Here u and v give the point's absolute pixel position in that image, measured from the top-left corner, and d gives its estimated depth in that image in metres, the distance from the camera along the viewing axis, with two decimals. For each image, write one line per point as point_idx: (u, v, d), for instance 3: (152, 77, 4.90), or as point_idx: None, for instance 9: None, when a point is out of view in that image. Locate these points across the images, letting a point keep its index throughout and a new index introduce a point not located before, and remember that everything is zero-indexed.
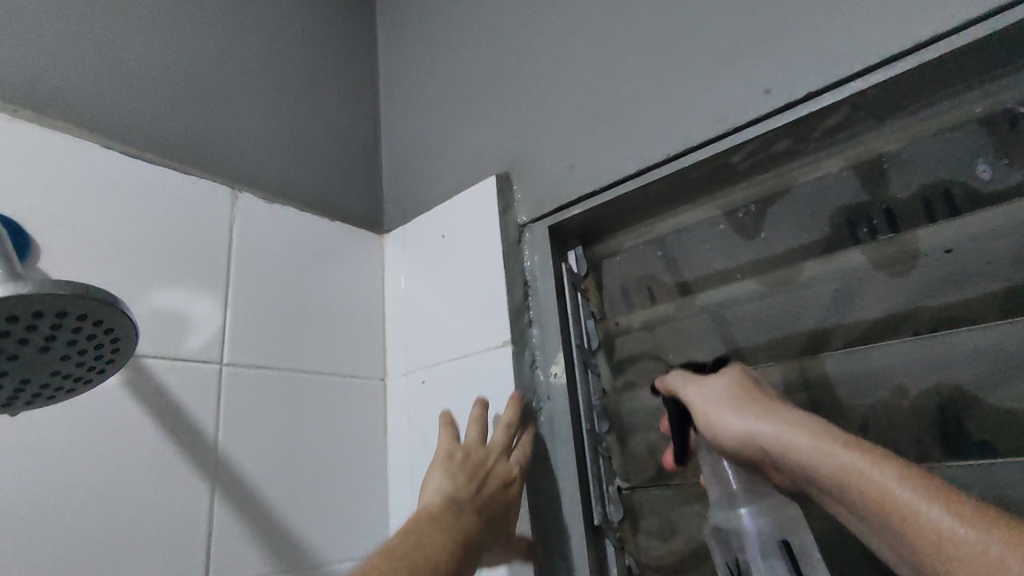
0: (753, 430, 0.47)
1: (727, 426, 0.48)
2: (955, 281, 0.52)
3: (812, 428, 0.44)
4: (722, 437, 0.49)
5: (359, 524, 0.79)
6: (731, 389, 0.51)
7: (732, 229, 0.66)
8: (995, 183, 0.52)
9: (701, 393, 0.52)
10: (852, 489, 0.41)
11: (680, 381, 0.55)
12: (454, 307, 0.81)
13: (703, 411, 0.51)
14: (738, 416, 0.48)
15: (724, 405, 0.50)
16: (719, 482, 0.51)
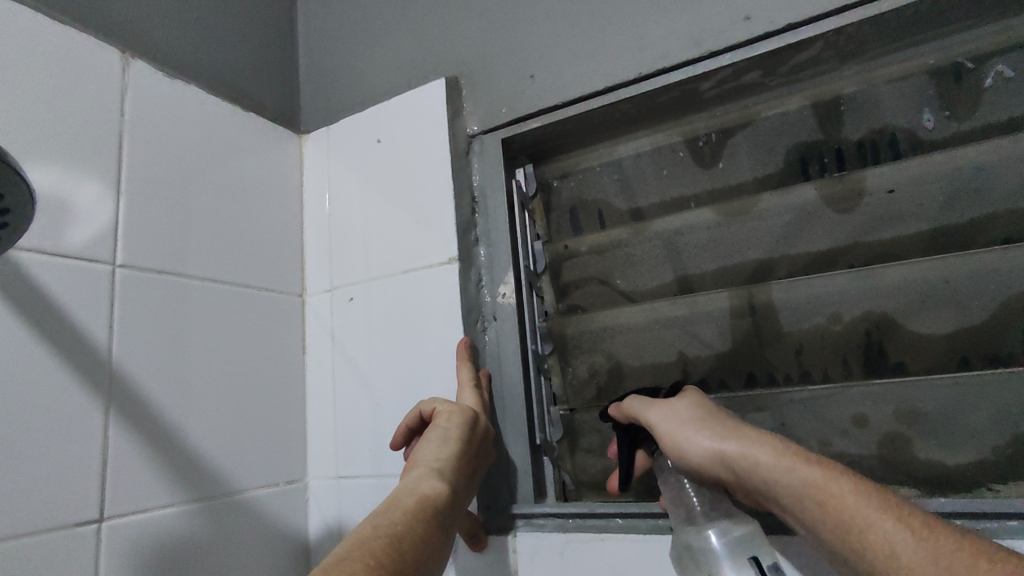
0: (721, 448, 0.46)
1: (694, 444, 0.47)
2: (892, 220, 0.57)
3: (779, 448, 0.45)
4: (685, 458, 0.47)
5: (275, 448, 0.73)
6: (692, 410, 0.50)
7: (690, 157, 0.67)
8: (935, 132, 0.56)
9: (664, 413, 0.51)
10: (817, 506, 0.42)
11: (640, 405, 0.53)
12: (392, 219, 0.74)
13: (664, 429, 0.49)
14: (703, 435, 0.47)
15: (690, 424, 0.48)
16: (679, 507, 0.47)
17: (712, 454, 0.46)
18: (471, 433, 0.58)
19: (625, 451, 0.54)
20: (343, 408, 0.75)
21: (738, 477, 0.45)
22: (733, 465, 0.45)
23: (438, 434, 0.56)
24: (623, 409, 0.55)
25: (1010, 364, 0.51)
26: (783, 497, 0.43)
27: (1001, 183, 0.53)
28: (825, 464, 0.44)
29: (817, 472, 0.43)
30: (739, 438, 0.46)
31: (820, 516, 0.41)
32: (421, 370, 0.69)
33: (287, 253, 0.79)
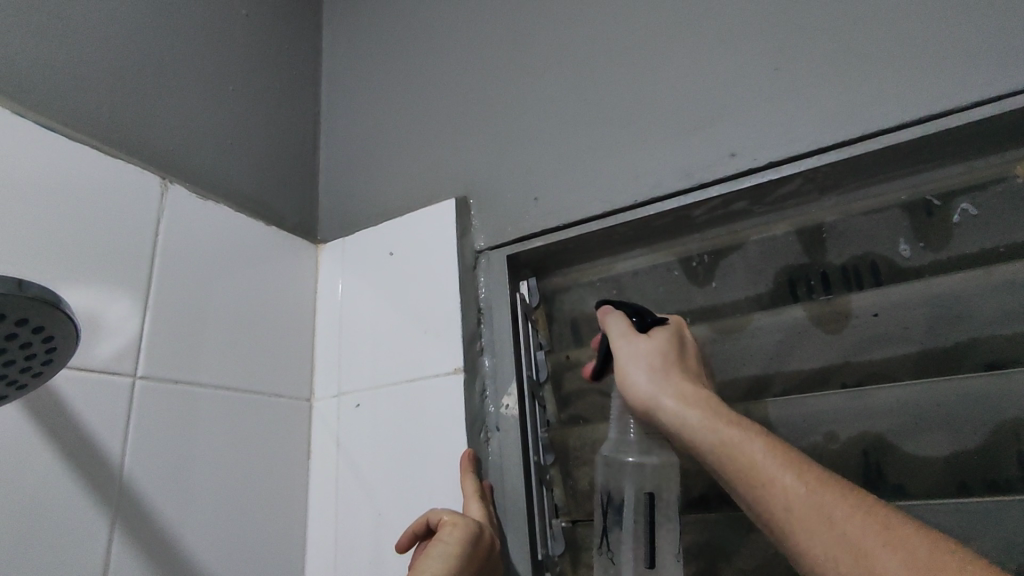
0: (658, 399, 0.51)
1: (639, 387, 0.53)
2: (879, 341, 0.60)
3: (706, 407, 0.49)
4: (635, 401, 0.53)
5: (274, 559, 0.72)
6: (654, 356, 0.54)
7: (684, 275, 0.71)
8: (912, 261, 0.60)
9: (631, 348, 0.55)
10: (727, 460, 0.46)
11: (615, 332, 0.58)
12: (401, 328, 0.77)
13: (620, 367, 0.55)
14: (653, 387, 0.52)
15: (645, 364, 0.54)
16: (620, 429, 0.58)
17: (653, 400, 0.52)
18: (476, 550, 0.57)
19: (601, 357, 0.60)
20: (344, 518, 0.75)
21: (670, 418, 0.50)
22: (665, 416, 0.51)
23: (441, 549, 0.56)
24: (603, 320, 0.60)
25: (1006, 489, 0.52)
26: (702, 446, 0.48)
27: (979, 311, 0.56)
28: (746, 423, 0.48)
29: (735, 430, 0.47)
30: (675, 396, 0.51)
31: (730, 465, 0.46)
32: (425, 480, 0.70)
33: (297, 357, 0.82)
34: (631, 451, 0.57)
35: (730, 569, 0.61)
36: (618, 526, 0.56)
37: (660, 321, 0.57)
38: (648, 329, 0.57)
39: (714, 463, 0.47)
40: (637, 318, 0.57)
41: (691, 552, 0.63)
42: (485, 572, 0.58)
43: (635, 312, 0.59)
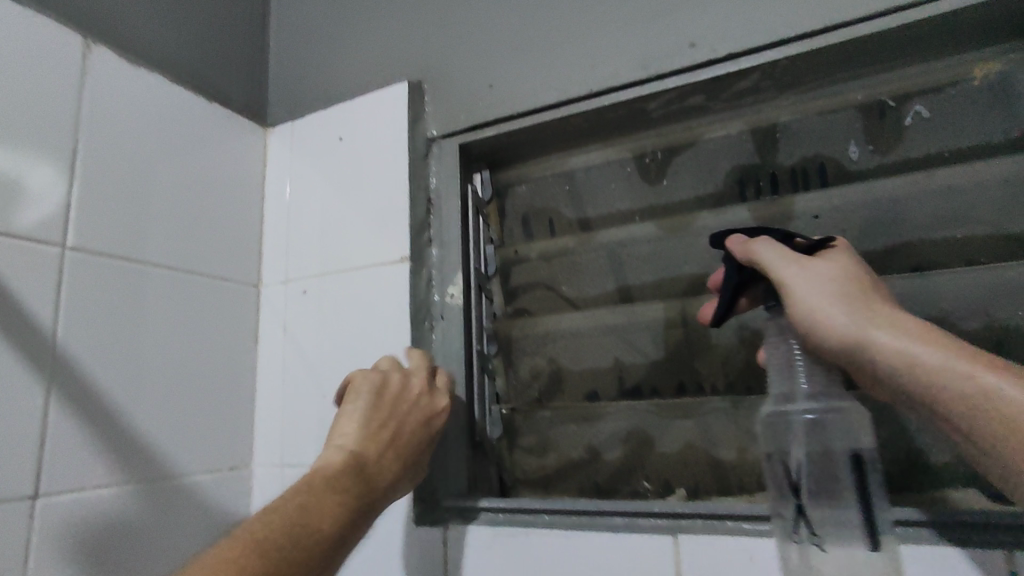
0: (861, 333, 0.43)
1: (829, 322, 0.44)
2: (816, 243, 0.61)
3: (920, 335, 0.42)
4: (819, 338, 0.45)
5: (223, 434, 0.74)
6: (840, 282, 0.45)
7: (637, 173, 0.70)
8: (859, 164, 0.60)
9: (802, 275, 0.46)
10: (969, 411, 0.39)
11: (772, 255, 0.47)
12: (349, 216, 0.76)
13: (799, 300, 0.45)
14: (850, 317, 0.43)
15: (834, 294, 0.44)
16: (789, 379, 0.48)
17: (851, 335, 0.43)
18: (388, 404, 0.56)
19: (727, 291, 0.49)
20: (291, 398, 0.76)
21: (876, 354, 0.43)
22: (869, 351, 0.43)
23: (353, 408, 0.54)
24: (742, 248, 0.49)
25: None
26: (939, 388, 0.40)
27: (912, 216, 0.57)
28: (994, 359, 0.40)
29: (990, 369, 0.39)
30: (888, 329, 0.42)
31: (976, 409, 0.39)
32: (369, 364, 0.71)
33: (244, 243, 0.80)
34: (804, 407, 0.48)
35: (652, 452, 0.64)
36: (805, 494, 0.47)
37: (824, 241, 0.49)
38: (818, 253, 0.47)
39: (952, 409, 0.40)
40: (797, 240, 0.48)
41: (618, 436, 0.66)
42: (410, 430, 0.56)
43: (786, 235, 0.49)
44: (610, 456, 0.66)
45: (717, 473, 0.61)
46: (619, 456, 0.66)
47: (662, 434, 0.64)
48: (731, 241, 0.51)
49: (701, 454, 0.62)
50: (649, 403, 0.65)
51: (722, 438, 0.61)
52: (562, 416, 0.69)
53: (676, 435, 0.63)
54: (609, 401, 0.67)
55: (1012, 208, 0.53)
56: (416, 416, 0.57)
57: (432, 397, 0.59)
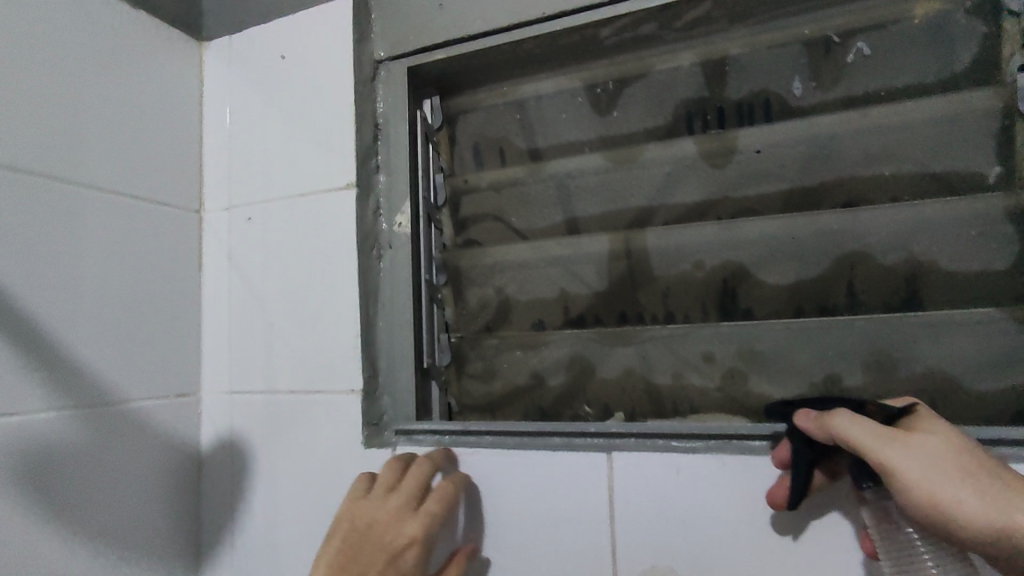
0: (1021, 526, 0.37)
1: (959, 506, 0.38)
2: (756, 178, 0.62)
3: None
4: (957, 534, 0.39)
5: (167, 361, 0.73)
6: (954, 459, 0.40)
7: (588, 103, 0.69)
8: (802, 100, 0.61)
9: (907, 455, 0.40)
10: None
11: (865, 433, 0.42)
12: (293, 140, 0.73)
13: (915, 482, 0.39)
14: (977, 499, 0.38)
15: (951, 471, 0.39)
16: (897, 563, 0.44)
17: (988, 521, 0.37)
18: (378, 511, 0.57)
19: (801, 475, 0.47)
20: (238, 326, 0.76)
21: None
22: (1018, 538, 0.37)
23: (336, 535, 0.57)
24: (824, 425, 0.45)
25: (832, 314, 0.58)
26: None
27: (848, 153, 0.59)
28: None
29: None
30: None
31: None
32: (316, 292, 0.71)
33: (182, 167, 0.77)
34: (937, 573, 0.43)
35: (593, 378, 0.67)
36: None
37: (905, 412, 0.44)
38: (912, 427, 0.42)
39: None
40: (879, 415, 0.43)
41: (562, 363, 0.68)
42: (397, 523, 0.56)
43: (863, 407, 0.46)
44: (554, 382, 0.68)
45: (653, 397, 0.64)
46: (561, 382, 0.68)
47: (603, 362, 0.66)
48: (806, 419, 0.47)
49: (638, 380, 0.65)
50: (592, 331, 0.67)
51: (657, 365, 0.64)
52: (508, 344, 0.71)
53: (617, 361, 0.66)
54: (554, 330, 0.69)
55: (938, 147, 0.56)
56: (381, 542, 0.55)
57: (404, 526, 0.56)
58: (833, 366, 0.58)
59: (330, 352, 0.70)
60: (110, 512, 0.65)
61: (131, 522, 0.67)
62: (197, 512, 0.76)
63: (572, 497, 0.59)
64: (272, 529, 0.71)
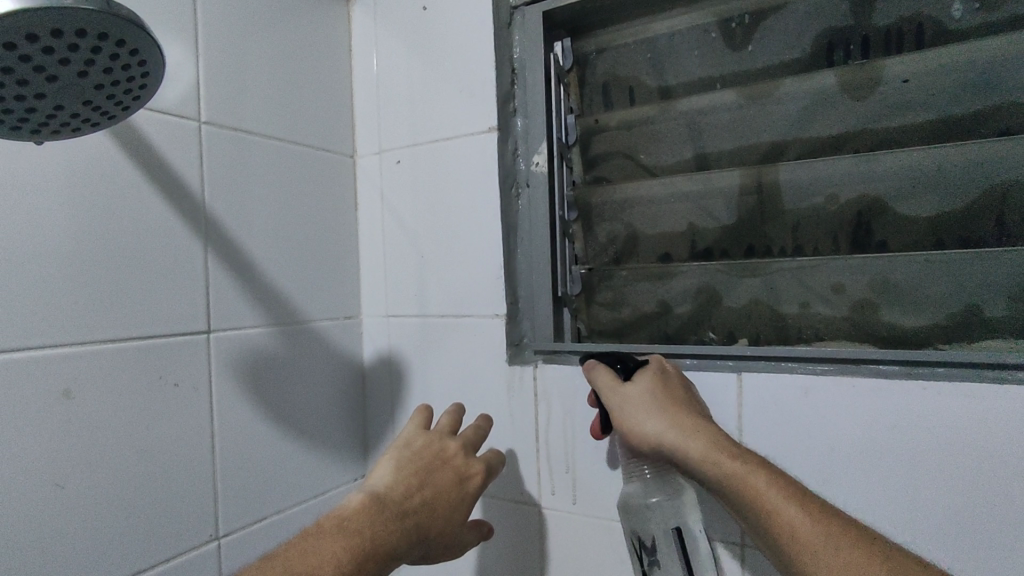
0: (660, 437, 0.55)
1: (636, 427, 0.56)
2: (899, 108, 0.61)
3: (702, 435, 0.53)
4: (634, 439, 0.57)
5: (336, 288, 0.86)
6: (646, 394, 0.58)
7: (721, 38, 0.70)
8: (960, 23, 0.59)
9: (616, 394, 0.59)
10: (737, 498, 0.50)
11: (600, 376, 0.61)
12: (437, 87, 0.80)
13: (618, 413, 0.58)
14: (647, 421, 0.56)
15: (640, 408, 0.57)
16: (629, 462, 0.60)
17: (651, 436, 0.55)
18: (445, 451, 0.61)
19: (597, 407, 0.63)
20: (391, 258, 0.86)
21: (670, 448, 0.54)
22: (663, 447, 0.55)
23: (391, 453, 0.60)
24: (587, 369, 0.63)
25: (977, 246, 0.59)
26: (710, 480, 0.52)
27: (1007, 79, 0.57)
28: (749, 458, 0.51)
29: (745, 466, 0.51)
30: (677, 429, 0.54)
31: (725, 490, 0.51)
32: (461, 227, 0.79)
33: (339, 117, 0.87)
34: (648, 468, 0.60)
35: (719, 307, 0.71)
36: (647, 511, 0.61)
37: (641, 364, 0.61)
38: (634, 373, 0.60)
39: (723, 496, 0.51)
40: (621, 364, 0.61)
41: (689, 293, 0.73)
42: (461, 471, 0.61)
43: (616, 357, 0.62)
44: (681, 310, 0.74)
45: (778, 325, 0.68)
46: (688, 311, 0.73)
47: (729, 292, 0.70)
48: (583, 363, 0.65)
49: (766, 309, 0.68)
50: (719, 264, 0.71)
51: (784, 296, 0.67)
52: (635, 275, 0.77)
53: (744, 292, 0.70)
54: (681, 262, 0.74)
55: None
56: (452, 465, 0.60)
57: (467, 461, 0.62)
58: (971, 298, 0.59)
59: (475, 281, 0.79)
60: (297, 413, 0.79)
61: (289, 445, 0.77)
62: (363, 416, 0.90)
63: None
64: None
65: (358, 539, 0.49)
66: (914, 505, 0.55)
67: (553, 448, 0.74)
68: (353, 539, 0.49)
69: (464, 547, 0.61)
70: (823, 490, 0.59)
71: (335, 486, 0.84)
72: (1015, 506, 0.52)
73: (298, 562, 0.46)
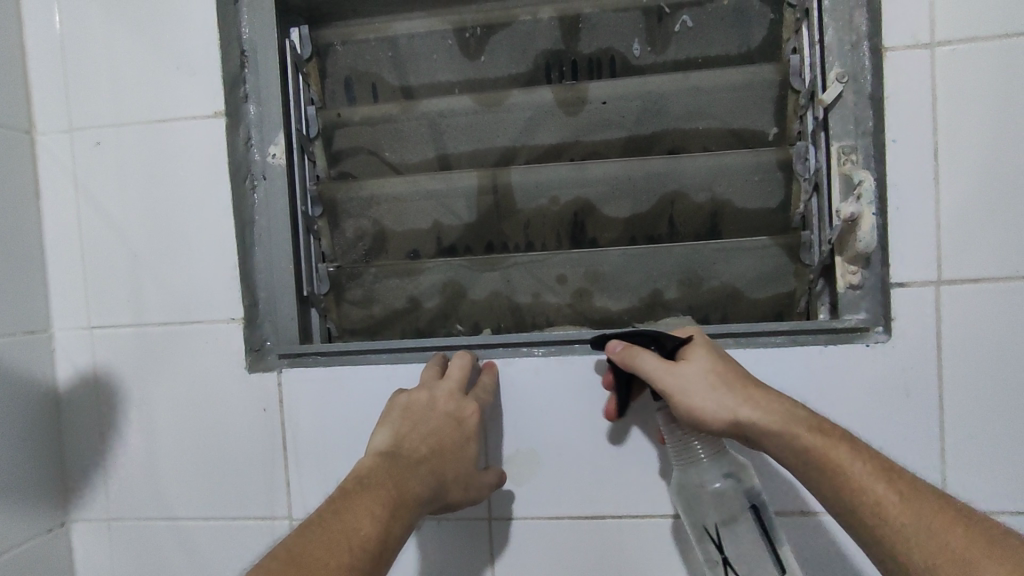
0: (733, 417, 0.51)
1: (703, 408, 0.52)
2: (600, 125, 0.73)
3: (775, 409, 0.51)
4: (697, 420, 0.52)
5: (12, 296, 0.69)
6: (705, 372, 0.53)
7: (457, 47, 0.75)
8: (640, 60, 0.72)
9: (675, 374, 0.53)
10: (821, 475, 0.49)
11: (650, 357, 0.55)
12: (147, 61, 0.70)
13: (682, 400, 0.53)
14: (712, 398, 0.52)
15: (703, 388, 0.52)
16: (679, 445, 0.56)
17: (722, 417, 0.52)
18: (415, 409, 0.61)
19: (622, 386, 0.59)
20: (93, 257, 0.72)
21: (747, 428, 0.51)
22: (738, 427, 0.51)
23: (387, 419, 0.61)
24: (624, 356, 0.56)
25: (657, 242, 0.73)
26: (787, 454, 0.50)
27: (671, 109, 0.71)
28: (826, 430, 0.51)
29: (819, 439, 0.50)
30: (748, 407, 0.51)
31: (808, 466, 0.50)
32: (184, 222, 0.70)
33: (4, 80, 0.69)
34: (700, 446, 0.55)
35: (464, 300, 0.75)
36: (711, 494, 0.57)
37: (685, 338, 0.57)
38: (684, 350, 0.56)
39: (796, 471, 0.50)
40: (667, 343, 0.56)
41: (436, 288, 0.75)
42: (451, 415, 0.61)
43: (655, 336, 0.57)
44: (430, 304, 0.76)
45: (514, 314, 0.75)
46: (436, 305, 0.76)
47: (473, 286, 0.75)
48: (612, 350, 0.58)
49: (504, 300, 0.75)
50: (463, 259, 0.75)
51: (519, 288, 0.74)
52: (385, 272, 0.76)
53: (485, 285, 0.75)
54: (429, 258, 0.76)
55: (736, 108, 0.71)
56: (444, 410, 0.61)
57: (460, 402, 0.62)
58: (656, 285, 0.72)
59: (207, 282, 0.70)
60: None
61: None
62: (59, 452, 0.73)
63: None
64: (151, 459, 0.72)
65: (361, 523, 0.50)
66: (622, 459, 0.66)
67: (301, 457, 0.70)
68: (381, 491, 0.52)
69: (481, 493, 0.63)
70: (556, 458, 0.67)
71: (15, 545, 0.67)
72: None
73: (338, 529, 0.49)
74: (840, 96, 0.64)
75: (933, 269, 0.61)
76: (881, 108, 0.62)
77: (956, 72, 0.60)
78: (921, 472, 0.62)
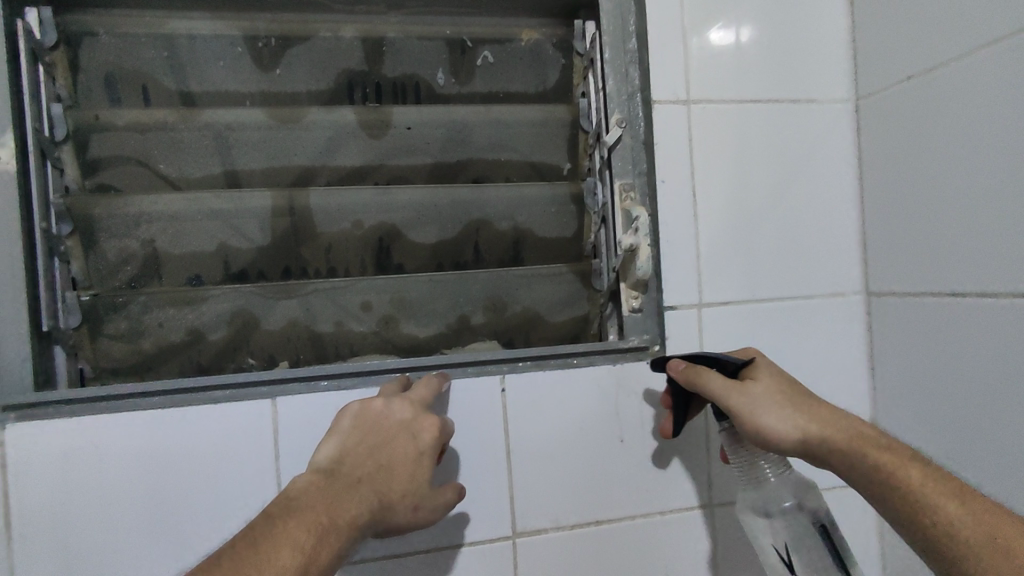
0: (799, 435, 0.51)
1: (769, 426, 0.52)
2: (406, 150, 0.72)
3: (845, 429, 0.52)
4: (760, 435, 0.52)
5: None
6: (776, 388, 0.54)
7: (247, 55, 0.69)
8: (443, 89, 0.73)
9: (738, 394, 0.53)
10: (899, 499, 0.49)
11: (708, 375, 0.55)
12: None
13: (744, 413, 0.52)
14: (779, 413, 0.52)
15: (770, 406, 0.53)
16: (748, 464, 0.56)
17: (789, 435, 0.52)
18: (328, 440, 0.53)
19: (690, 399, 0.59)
20: None
21: (821, 446, 0.51)
22: (802, 443, 0.52)
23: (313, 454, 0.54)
24: (688, 374, 0.57)
25: (463, 268, 0.73)
26: (859, 473, 0.51)
27: (474, 139, 0.73)
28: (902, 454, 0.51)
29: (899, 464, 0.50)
30: (816, 425, 0.52)
31: (884, 486, 0.50)
32: None
33: None
34: (765, 463, 0.55)
35: (256, 331, 0.68)
36: (783, 514, 0.55)
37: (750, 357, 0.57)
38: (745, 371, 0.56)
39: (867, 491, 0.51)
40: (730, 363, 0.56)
41: (223, 317, 0.67)
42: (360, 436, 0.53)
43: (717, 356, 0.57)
44: (214, 337, 0.67)
45: (315, 346, 0.69)
46: (222, 337, 0.67)
47: (265, 315, 0.68)
48: (675, 368, 0.58)
49: (301, 329, 0.69)
50: (253, 285, 0.68)
51: (320, 315, 0.69)
52: (158, 301, 0.66)
53: (282, 313, 0.68)
54: (213, 285, 0.68)
55: (534, 143, 0.75)
56: (400, 418, 0.54)
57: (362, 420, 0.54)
58: (462, 311, 0.73)
59: None
60: None
61: None
62: None
63: (236, 449, 0.60)
64: None
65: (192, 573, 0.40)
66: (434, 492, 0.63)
67: (33, 533, 0.56)
68: (308, 516, 0.45)
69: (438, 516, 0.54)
70: None
71: None
72: (496, 474, 0.64)
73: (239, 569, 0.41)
74: (620, 139, 0.70)
75: (695, 292, 0.70)
76: (652, 152, 0.70)
77: (708, 125, 0.71)
78: (697, 475, 0.69)
